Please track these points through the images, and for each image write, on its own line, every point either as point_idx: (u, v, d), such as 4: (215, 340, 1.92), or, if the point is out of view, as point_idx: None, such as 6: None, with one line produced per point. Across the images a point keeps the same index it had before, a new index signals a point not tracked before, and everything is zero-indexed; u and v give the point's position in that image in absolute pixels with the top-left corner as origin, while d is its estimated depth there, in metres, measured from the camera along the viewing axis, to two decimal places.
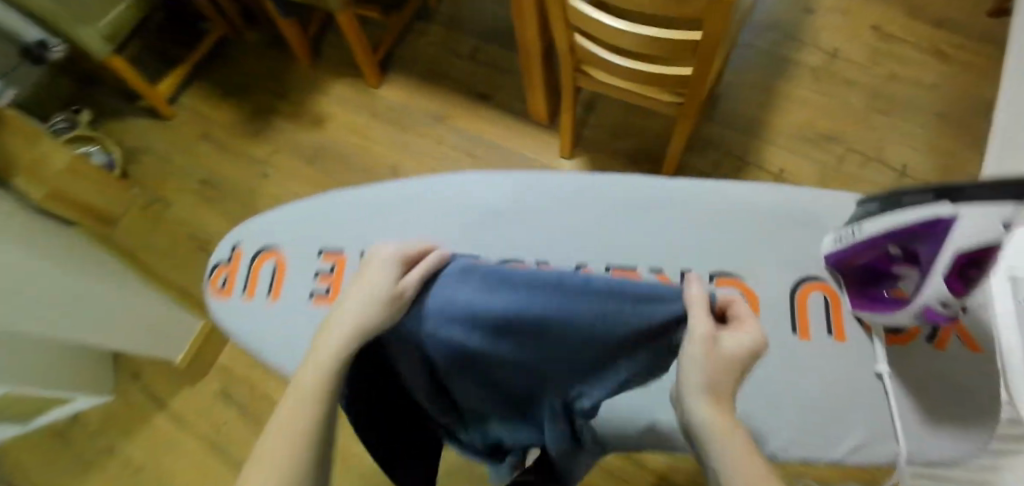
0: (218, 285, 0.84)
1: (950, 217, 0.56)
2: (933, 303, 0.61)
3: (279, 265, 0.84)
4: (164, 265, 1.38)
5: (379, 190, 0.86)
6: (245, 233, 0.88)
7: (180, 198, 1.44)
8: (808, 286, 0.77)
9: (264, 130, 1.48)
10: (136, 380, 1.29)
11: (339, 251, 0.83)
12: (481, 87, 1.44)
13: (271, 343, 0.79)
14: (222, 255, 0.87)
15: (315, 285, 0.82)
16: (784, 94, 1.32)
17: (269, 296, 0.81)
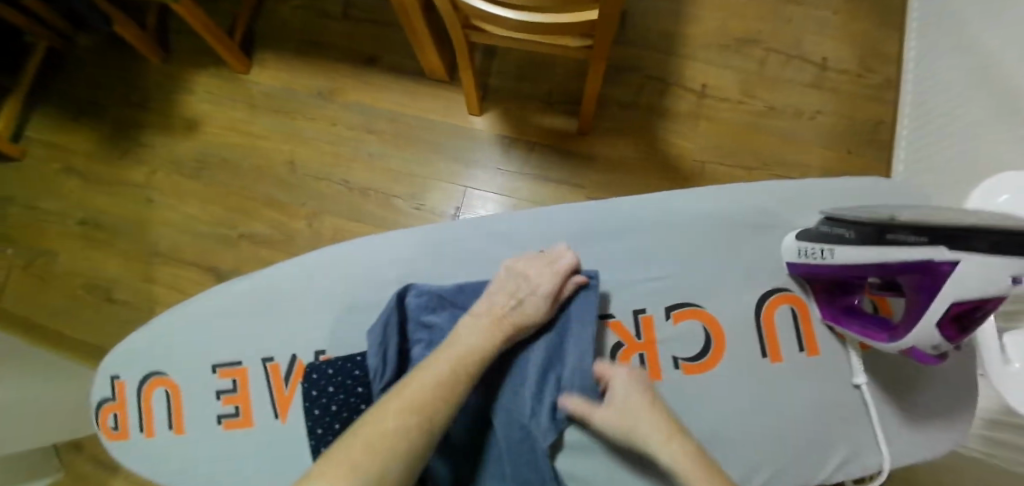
0: (110, 427, 0.77)
1: (948, 261, 0.50)
2: (922, 346, 0.56)
3: (172, 392, 0.77)
4: (69, 327, 1.23)
5: (267, 285, 0.77)
6: (123, 360, 0.79)
7: (63, 247, 1.26)
8: (774, 301, 0.75)
9: (135, 148, 1.28)
10: (82, 452, 1.20)
11: (236, 364, 0.76)
12: (368, 50, 1.26)
13: (190, 482, 0.74)
14: (104, 392, 0.78)
15: (220, 408, 0.75)
16: (695, 1, 1.23)
17: (173, 432, 0.75)
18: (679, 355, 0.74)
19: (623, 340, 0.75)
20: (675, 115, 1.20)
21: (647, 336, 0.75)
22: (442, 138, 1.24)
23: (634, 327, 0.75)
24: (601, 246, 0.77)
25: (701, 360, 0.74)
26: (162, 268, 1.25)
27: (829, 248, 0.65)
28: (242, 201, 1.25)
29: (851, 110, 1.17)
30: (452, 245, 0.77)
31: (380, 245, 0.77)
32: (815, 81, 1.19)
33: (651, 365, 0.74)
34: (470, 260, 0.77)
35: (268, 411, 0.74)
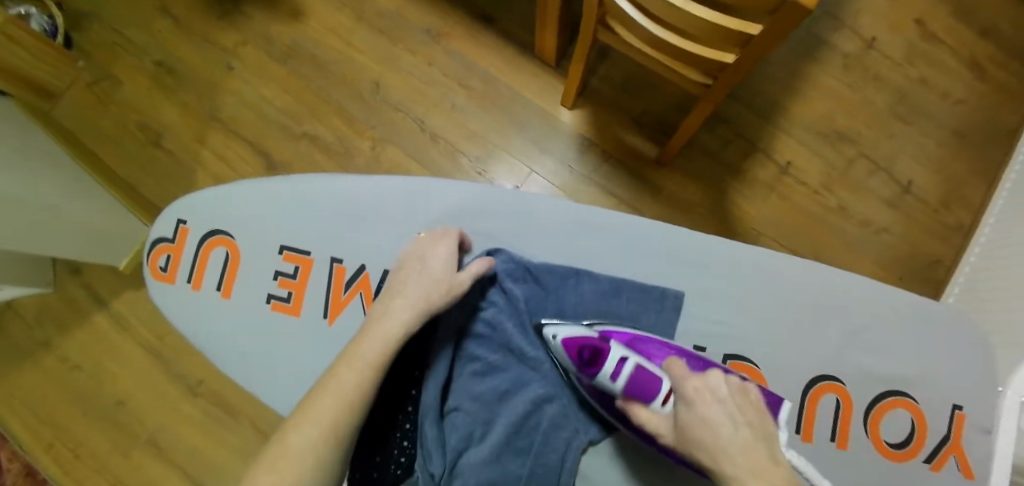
0: (159, 266, 0.78)
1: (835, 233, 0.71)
2: None
3: (232, 255, 0.77)
4: (112, 156, 1.24)
5: (350, 189, 0.77)
6: (192, 206, 0.79)
7: (133, 80, 1.26)
8: (819, 386, 0.72)
9: (234, 13, 1.28)
10: (78, 276, 1.20)
11: (306, 254, 0.76)
12: (488, 6, 1.26)
13: (222, 346, 0.75)
14: (164, 231, 0.79)
15: (274, 288, 0.76)
16: (810, 81, 1.24)
17: (221, 293, 0.76)
18: None
19: None
20: (752, 180, 1.21)
21: None
22: (527, 116, 1.24)
23: None
24: (687, 278, 0.74)
25: None
26: (217, 135, 1.25)
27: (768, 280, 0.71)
28: (316, 100, 1.25)
29: (917, 241, 1.18)
30: (547, 223, 0.76)
31: (489, 196, 0.76)
32: (894, 200, 1.20)
33: None
34: (553, 233, 0.76)
35: (321, 308, 0.75)
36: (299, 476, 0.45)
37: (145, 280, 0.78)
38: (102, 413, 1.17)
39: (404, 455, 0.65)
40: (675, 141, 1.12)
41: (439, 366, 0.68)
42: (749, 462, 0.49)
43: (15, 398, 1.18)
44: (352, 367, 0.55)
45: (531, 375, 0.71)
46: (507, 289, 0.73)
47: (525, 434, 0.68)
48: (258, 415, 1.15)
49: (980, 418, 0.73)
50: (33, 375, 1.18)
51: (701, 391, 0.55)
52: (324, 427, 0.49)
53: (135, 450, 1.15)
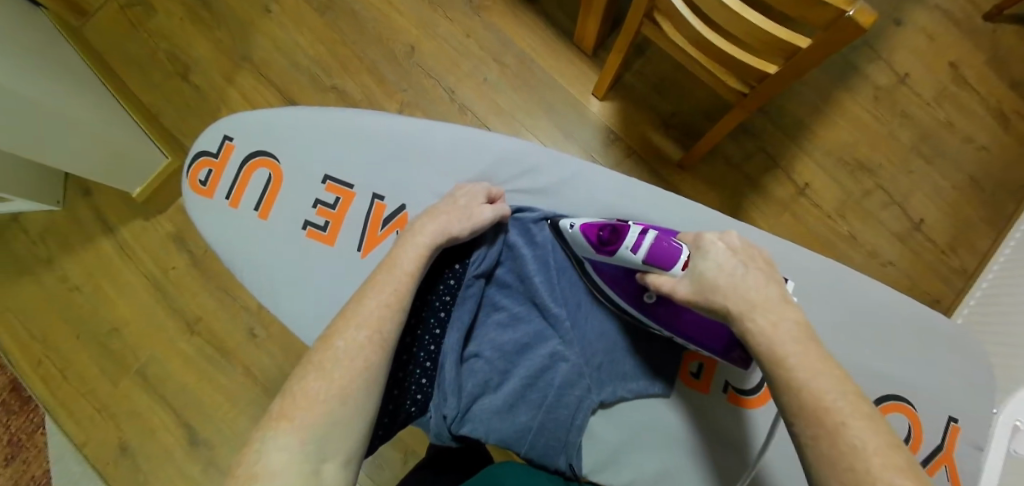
0: (199, 180, 0.78)
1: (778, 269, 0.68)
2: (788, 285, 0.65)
3: (273, 178, 0.77)
4: (137, 81, 1.23)
5: (398, 128, 0.77)
6: (239, 125, 0.79)
7: (166, 7, 1.24)
8: None
9: None
10: (87, 198, 1.19)
11: (348, 186, 0.76)
12: None
13: (251, 265, 0.75)
14: (209, 146, 0.79)
15: (312, 215, 0.75)
16: (838, 107, 1.25)
17: (258, 213, 0.76)
18: (731, 383, 0.72)
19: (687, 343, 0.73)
20: (769, 195, 1.22)
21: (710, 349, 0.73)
22: (557, 101, 1.24)
23: None
24: None
25: (752, 396, 0.71)
26: (245, 75, 1.24)
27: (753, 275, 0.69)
28: (350, 57, 1.25)
29: (920, 278, 1.20)
30: (584, 188, 0.77)
31: (529, 154, 0.77)
32: (904, 235, 1.21)
33: (704, 377, 0.72)
34: (588, 197, 0.76)
35: (356, 241, 0.74)
36: (348, 379, 0.45)
37: (184, 191, 0.78)
38: (95, 337, 1.16)
39: (419, 393, 0.66)
40: (701, 147, 1.12)
41: (464, 308, 0.68)
42: (757, 296, 0.54)
43: (9, 311, 1.17)
44: (390, 275, 0.55)
45: (553, 332, 0.71)
46: (536, 242, 0.74)
47: (539, 388, 0.69)
48: (251, 359, 1.15)
49: (974, 432, 0.74)
50: (30, 290, 1.17)
51: (716, 242, 0.59)
52: (370, 329, 0.50)
53: (124, 379, 1.15)
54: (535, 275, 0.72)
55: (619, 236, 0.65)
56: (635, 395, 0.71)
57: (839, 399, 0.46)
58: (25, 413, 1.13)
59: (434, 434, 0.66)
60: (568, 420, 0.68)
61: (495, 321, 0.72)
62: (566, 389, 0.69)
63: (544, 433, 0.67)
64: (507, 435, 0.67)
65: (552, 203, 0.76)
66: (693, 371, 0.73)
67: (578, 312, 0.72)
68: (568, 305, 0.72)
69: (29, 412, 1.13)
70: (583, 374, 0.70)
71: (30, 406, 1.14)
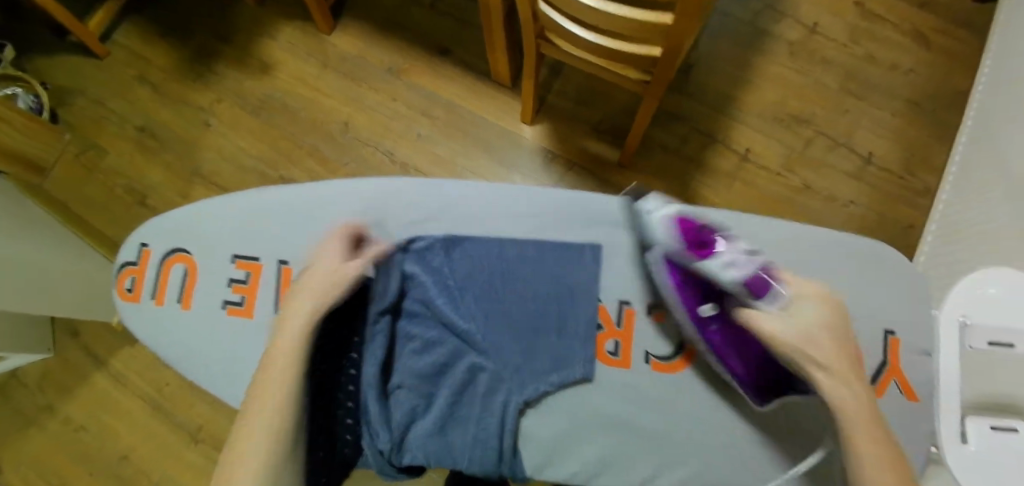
0: (125, 288, 0.81)
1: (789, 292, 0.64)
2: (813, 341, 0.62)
3: (190, 269, 0.80)
4: (102, 219, 1.30)
5: (286, 193, 0.80)
6: (153, 230, 0.83)
7: (117, 146, 1.34)
8: None
9: (209, 74, 1.36)
10: (75, 339, 1.23)
11: (254, 259, 0.79)
12: (444, 38, 1.34)
13: (182, 356, 0.77)
14: (129, 255, 0.82)
15: (229, 294, 0.79)
16: (759, 71, 1.28)
17: (180, 304, 0.79)
18: (652, 352, 0.74)
19: (604, 323, 0.75)
20: (714, 170, 1.24)
21: (625, 327, 0.75)
22: (493, 136, 1.29)
23: (616, 314, 0.75)
24: (608, 238, 0.77)
25: (674, 360, 0.74)
26: (200, 188, 1.31)
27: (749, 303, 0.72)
28: (293, 147, 1.32)
29: (885, 210, 1.19)
30: (471, 201, 0.78)
31: (408, 186, 0.79)
32: (858, 173, 1.21)
33: (623, 353, 0.74)
34: (473, 212, 0.78)
35: (271, 308, 0.77)
36: (257, 454, 0.49)
37: (115, 303, 0.81)
38: (105, 471, 1.18)
39: (349, 433, 0.68)
40: (631, 142, 1.15)
41: (375, 345, 0.72)
42: (829, 352, 0.58)
43: (18, 466, 1.19)
44: (284, 343, 0.58)
45: (467, 346, 0.73)
46: (434, 266, 0.75)
47: (464, 403, 0.71)
48: None
49: (912, 339, 0.75)
50: (36, 440, 1.20)
51: (806, 290, 0.62)
52: (274, 401, 0.53)
53: None
54: (439, 298, 0.74)
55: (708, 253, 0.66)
56: (558, 386, 0.72)
57: (868, 455, 0.53)
58: None
59: (377, 469, 0.69)
60: (500, 426, 0.70)
61: (409, 350, 0.74)
62: (489, 397, 0.71)
63: (476, 445, 0.69)
64: (445, 455, 0.69)
65: (440, 226, 0.78)
66: (612, 350, 0.74)
67: (488, 321, 0.74)
68: (476, 318, 0.74)
69: None
70: (505, 379, 0.72)
71: None
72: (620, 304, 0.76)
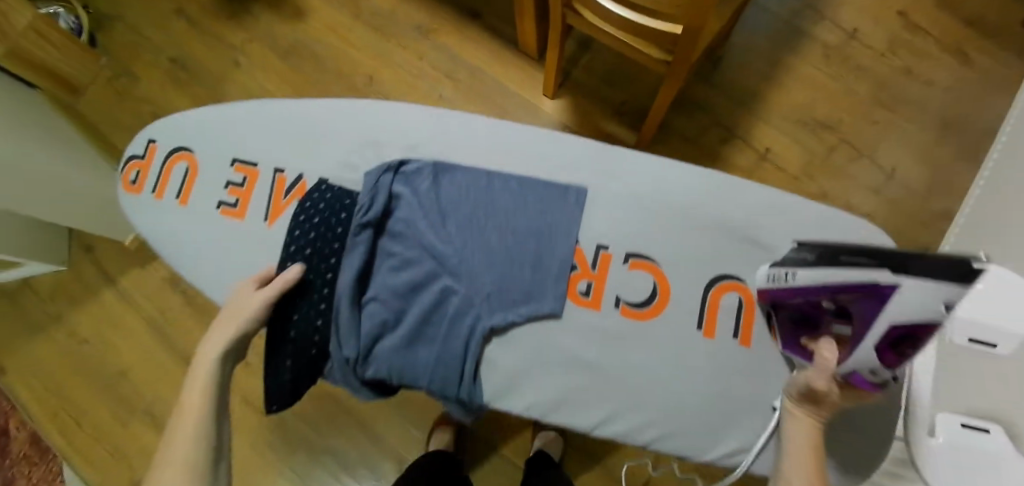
0: (130, 180, 0.83)
1: (885, 291, 0.47)
2: (862, 370, 0.51)
3: (191, 169, 0.82)
4: (128, 144, 1.34)
5: (290, 106, 0.82)
6: (163, 129, 0.85)
7: (149, 74, 1.37)
8: (721, 284, 0.72)
9: (244, 14, 1.39)
10: (89, 254, 1.28)
11: (252, 165, 0.80)
12: (476, 3, 1.33)
13: (176, 250, 0.79)
14: (137, 150, 0.84)
15: (224, 195, 0.79)
16: (790, 71, 1.25)
17: (178, 200, 0.80)
18: (622, 297, 0.72)
19: (577, 264, 0.72)
20: (731, 166, 1.22)
21: (600, 269, 0.72)
22: (512, 106, 1.29)
23: (592, 256, 0.73)
24: (595, 182, 0.75)
25: (644, 308, 0.72)
26: None
27: (792, 270, 0.59)
28: (316, 94, 1.33)
29: (901, 228, 1.16)
30: (464, 132, 0.78)
31: (406, 112, 0.80)
32: (878, 186, 1.18)
33: (594, 294, 0.72)
34: (465, 143, 0.78)
35: (262, 212, 0.78)
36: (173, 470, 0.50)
37: (119, 195, 0.83)
38: (104, 382, 1.23)
39: (316, 336, 0.71)
40: (650, 125, 1.14)
41: (354, 255, 0.72)
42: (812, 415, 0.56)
43: (24, 367, 1.25)
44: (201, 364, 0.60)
45: (443, 268, 0.72)
46: (419, 188, 0.75)
47: (433, 322, 0.70)
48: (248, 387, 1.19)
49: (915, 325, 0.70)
50: (42, 346, 1.25)
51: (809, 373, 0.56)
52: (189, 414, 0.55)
53: (132, 420, 1.21)
54: (420, 221, 0.73)
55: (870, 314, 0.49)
56: (527, 319, 0.71)
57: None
58: (46, 463, 1.20)
59: (342, 376, 0.71)
60: (464, 347, 0.69)
61: (386, 266, 0.73)
62: (456, 318, 0.70)
63: (437, 365, 0.69)
64: (408, 369, 0.70)
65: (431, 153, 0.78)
66: (582, 290, 0.72)
67: (465, 247, 0.72)
68: (454, 243, 0.72)
69: (49, 462, 1.20)
70: (476, 305, 0.70)
71: (49, 456, 1.21)
72: (597, 247, 0.73)
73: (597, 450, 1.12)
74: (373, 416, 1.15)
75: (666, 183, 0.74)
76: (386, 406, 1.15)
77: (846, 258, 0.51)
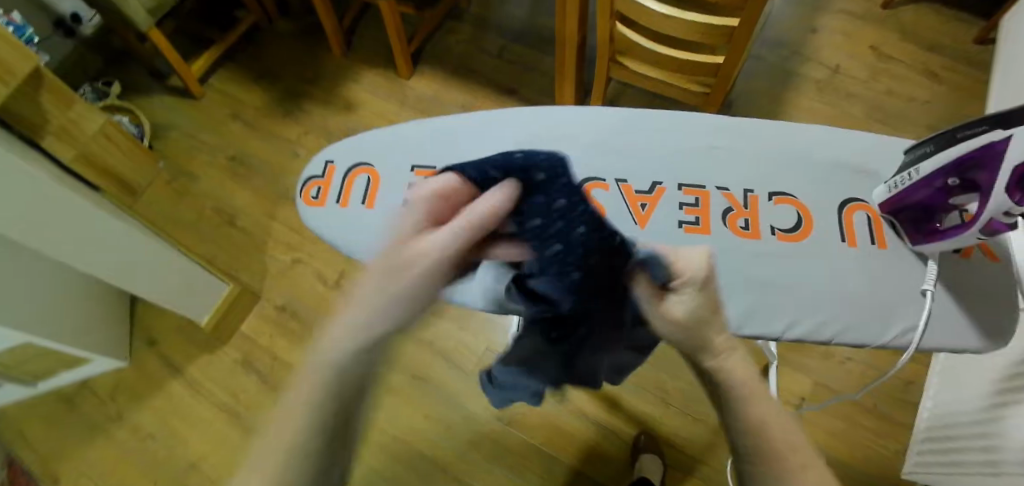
0: (312, 196, 0.85)
1: (1004, 139, 0.55)
2: (997, 216, 0.59)
3: (374, 180, 0.84)
4: (188, 237, 1.37)
5: (451, 119, 0.86)
6: (339, 149, 0.88)
7: (206, 172, 1.45)
8: (851, 206, 0.77)
9: (295, 110, 1.51)
10: (153, 347, 1.25)
11: (433, 168, 0.84)
12: (509, 80, 1.50)
13: (371, 251, 0.80)
14: (315, 170, 0.87)
15: (410, 195, 0.83)
16: (793, 104, 1.43)
17: (366, 204, 0.82)
18: (777, 226, 0.76)
19: (731, 205, 0.77)
20: None
21: (752, 207, 0.77)
22: None
23: (742, 198, 0.78)
24: (732, 143, 0.80)
25: (797, 231, 0.76)
26: (284, 208, 1.39)
27: (915, 168, 0.67)
28: None
29: None
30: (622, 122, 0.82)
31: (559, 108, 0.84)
32: None
33: (753, 227, 0.76)
34: (622, 128, 0.81)
35: None
36: None
37: (299, 211, 0.85)
38: (173, 480, 1.15)
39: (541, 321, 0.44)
40: None
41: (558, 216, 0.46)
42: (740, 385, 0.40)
43: (81, 477, 1.17)
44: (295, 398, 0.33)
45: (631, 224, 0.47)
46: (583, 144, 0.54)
47: None
48: None
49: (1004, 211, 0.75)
50: (103, 449, 1.18)
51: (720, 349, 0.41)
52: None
53: None
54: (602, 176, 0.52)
55: (995, 173, 0.57)
56: None
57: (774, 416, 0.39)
58: None
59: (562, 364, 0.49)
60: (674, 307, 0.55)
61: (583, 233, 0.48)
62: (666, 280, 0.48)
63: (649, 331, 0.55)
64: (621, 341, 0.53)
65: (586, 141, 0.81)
66: (743, 225, 0.76)
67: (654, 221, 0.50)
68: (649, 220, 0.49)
69: None
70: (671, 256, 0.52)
71: None
72: (745, 192, 0.78)
73: (708, 470, 1.08)
74: (471, 470, 1.10)
75: (809, 138, 0.80)
76: (483, 457, 1.11)
77: (965, 132, 0.59)
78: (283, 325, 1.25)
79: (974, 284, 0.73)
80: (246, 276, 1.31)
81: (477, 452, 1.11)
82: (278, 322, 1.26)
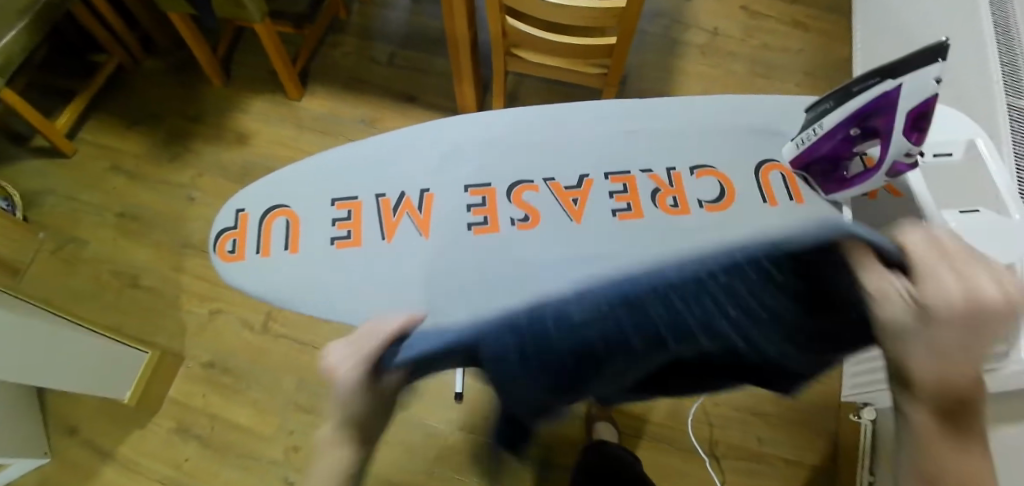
0: (228, 250, 0.81)
1: (895, 88, 0.59)
2: (901, 158, 0.65)
3: (292, 222, 0.82)
4: (90, 309, 1.26)
5: (364, 148, 0.84)
6: (248, 196, 0.85)
7: (97, 234, 1.33)
8: (765, 168, 0.81)
9: (185, 152, 1.41)
10: (73, 435, 1.14)
11: (353, 199, 0.81)
12: (407, 86, 1.48)
13: (304, 295, 0.78)
14: (226, 222, 0.83)
15: (334, 231, 0.80)
16: (682, 70, 1.51)
17: (288, 249, 0.80)
18: (703, 198, 0.80)
19: (658, 185, 0.80)
20: None
21: (677, 184, 0.81)
22: None
23: (666, 177, 0.81)
24: (644, 125, 0.82)
25: (722, 200, 0.80)
26: (192, 258, 1.30)
27: (818, 124, 0.70)
28: None
29: None
30: (534, 129, 0.82)
31: (473, 119, 0.83)
32: None
33: (681, 204, 0.80)
34: (538, 131, 0.82)
35: (376, 235, 0.79)
36: None
37: (217, 269, 0.80)
38: None
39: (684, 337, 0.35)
40: None
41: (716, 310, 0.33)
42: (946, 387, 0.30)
43: None
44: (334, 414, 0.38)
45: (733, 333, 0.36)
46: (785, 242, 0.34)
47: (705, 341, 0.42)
48: None
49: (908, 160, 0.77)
50: None
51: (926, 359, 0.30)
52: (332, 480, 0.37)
53: None
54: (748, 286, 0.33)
55: (892, 120, 0.63)
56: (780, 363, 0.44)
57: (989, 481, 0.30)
58: None
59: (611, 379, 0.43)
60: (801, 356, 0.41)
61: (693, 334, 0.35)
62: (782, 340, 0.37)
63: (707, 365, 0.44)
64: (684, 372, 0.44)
65: (509, 149, 0.81)
66: (624, 208, 0.79)
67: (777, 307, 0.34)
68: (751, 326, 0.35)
69: None
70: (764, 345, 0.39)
71: None
72: (670, 170, 0.81)
73: (667, 430, 1.13)
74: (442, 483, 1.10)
75: (720, 112, 0.84)
76: (450, 469, 1.10)
77: (859, 87, 0.63)
78: (216, 381, 1.18)
79: (880, 222, 0.75)
80: (165, 338, 1.22)
81: (445, 466, 1.10)
82: (210, 378, 1.18)
